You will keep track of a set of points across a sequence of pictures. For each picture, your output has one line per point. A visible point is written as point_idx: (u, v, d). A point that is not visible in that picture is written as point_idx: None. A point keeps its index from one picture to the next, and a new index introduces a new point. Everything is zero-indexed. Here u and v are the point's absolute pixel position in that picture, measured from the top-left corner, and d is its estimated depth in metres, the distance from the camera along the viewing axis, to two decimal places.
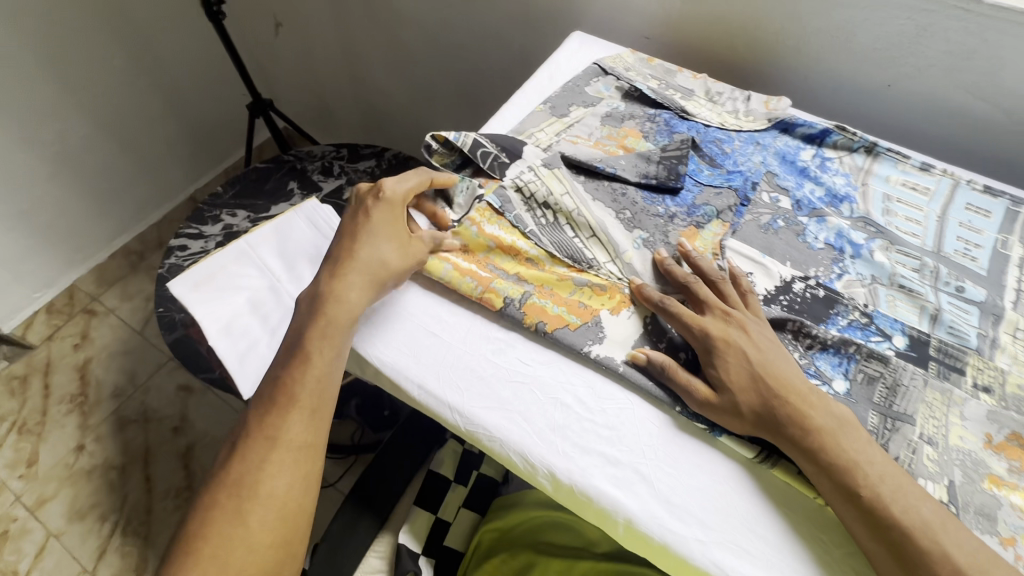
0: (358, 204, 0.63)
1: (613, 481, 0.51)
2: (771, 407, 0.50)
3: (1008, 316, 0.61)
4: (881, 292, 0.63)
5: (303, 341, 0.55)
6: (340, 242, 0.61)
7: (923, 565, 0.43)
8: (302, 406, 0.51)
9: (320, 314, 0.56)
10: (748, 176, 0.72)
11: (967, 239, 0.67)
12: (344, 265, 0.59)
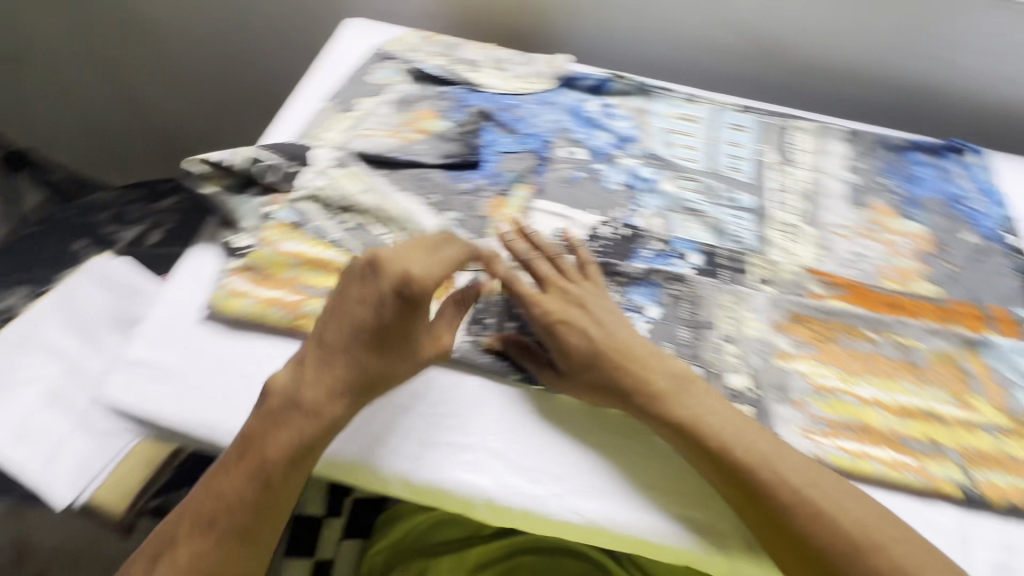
0: (363, 285, 0.49)
1: (465, 468, 0.51)
2: (612, 374, 0.53)
3: (773, 214, 0.70)
4: (674, 217, 0.68)
5: (238, 448, 0.49)
6: (330, 327, 0.50)
7: (730, 458, 0.49)
8: (212, 521, 0.48)
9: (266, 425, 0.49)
10: (543, 136, 0.75)
11: (733, 155, 0.76)
12: (315, 363, 0.50)
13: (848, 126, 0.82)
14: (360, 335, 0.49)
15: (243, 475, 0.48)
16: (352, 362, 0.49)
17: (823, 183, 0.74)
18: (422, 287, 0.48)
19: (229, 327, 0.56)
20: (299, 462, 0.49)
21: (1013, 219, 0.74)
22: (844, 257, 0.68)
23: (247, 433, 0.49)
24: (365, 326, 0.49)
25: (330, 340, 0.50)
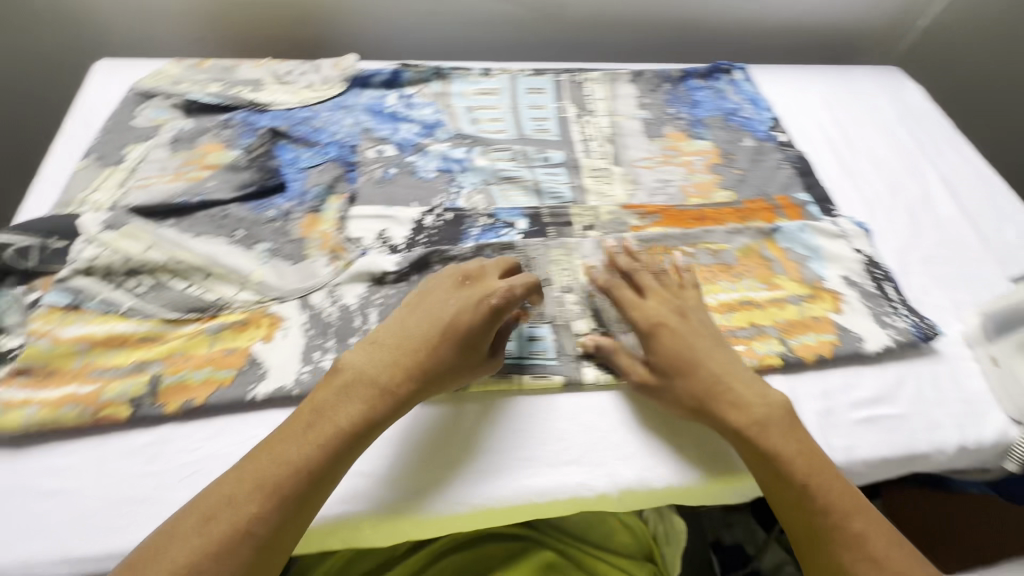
0: (471, 287, 0.54)
1: (340, 498, 0.50)
2: (701, 382, 0.54)
3: (583, 164, 0.74)
4: (494, 191, 0.70)
5: (303, 416, 0.47)
6: (415, 321, 0.53)
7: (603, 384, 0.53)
8: (259, 485, 0.43)
9: (329, 411, 0.47)
10: (344, 143, 0.72)
11: (537, 117, 0.79)
12: (397, 349, 0.51)
13: (631, 67, 0.89)
14: (443, 323, 0.52)
15: (304, 442, 0.45)
16: (427, 356, 0.51)
17: (621, 125, 0.80)
18: (510, 295, 0.53)
19: (17, 448, 0.48)
20: (345, 453, 0.46)
21: (779, 117, 0.85)
22: (652, 185, 0.74)
23: (311, 409, 0.47)
24: (450, 321, 0.52)
25: (410, 329, 0.52)
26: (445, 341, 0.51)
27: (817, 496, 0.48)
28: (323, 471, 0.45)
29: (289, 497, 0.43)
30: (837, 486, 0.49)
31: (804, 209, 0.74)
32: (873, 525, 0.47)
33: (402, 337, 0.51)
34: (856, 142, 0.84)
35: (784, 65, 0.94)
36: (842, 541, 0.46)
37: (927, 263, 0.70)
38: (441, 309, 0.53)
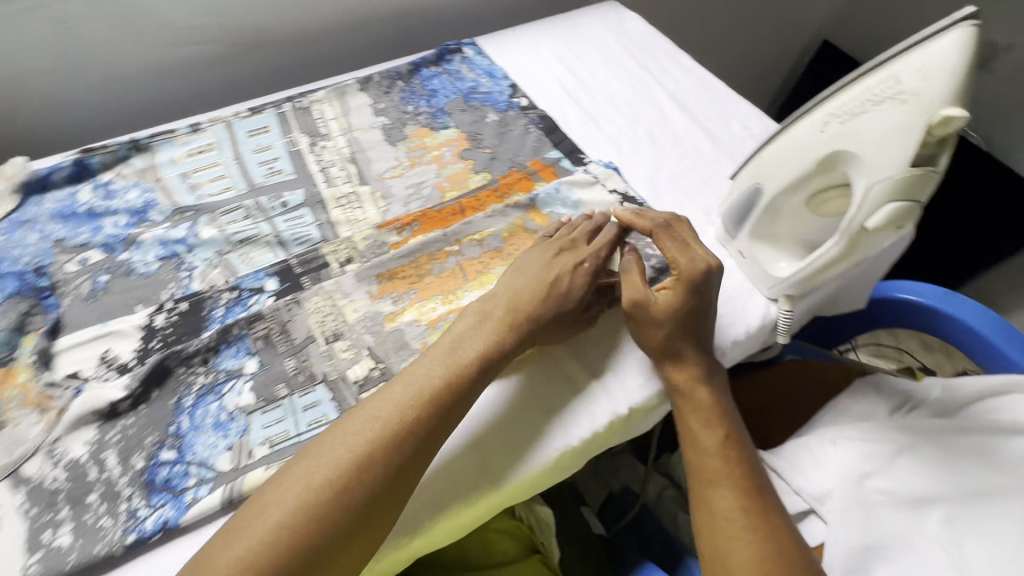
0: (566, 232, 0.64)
1: None
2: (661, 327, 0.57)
3: (326, 195, 0.70)
4: (233, 259, 0.63)
5: (423, 365, 0.51)
6: (525, 276, 0.59)
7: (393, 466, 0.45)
8: (421, 398, 0.48)
9: (464, 344, 0.53)
10: (30, 266, 0.61)
11: (266, 160, 0.72)
12: (520, 306, 0.56)
13: (358, 75, 0.84)
14: (547, 283, 0.58)
15: (445, 365, 0.51)
16: (539, 304, 0.57)
17: (359, 140, 0.76)
18: (598, 250, 0.62)
19: None
20: (451, 417, 0.50)
21: (515, 82, 0.85)
22: (405, 193, 0.71)
23: (441, 350, 0.53)
24: (551, 278, 0.58)
25: (520, 286, 0.58)
26: (552, 292, 0.58)
27: (717, 426, 0.57)
28: (429, 434, 0.48)
29: (438, 404, 0.48)
30: (729, 418, 0.58)
31: (557, 166, 0.75)
32: (749, 452, 0.57)
33: (513, 296, 0.57)
34: (591, 85, 0.87)
35: (511, 28, 0.95)
36: (732, 462, 0.55)
37: (673, 180, 0.75)
38: (548, 276, 0.59)
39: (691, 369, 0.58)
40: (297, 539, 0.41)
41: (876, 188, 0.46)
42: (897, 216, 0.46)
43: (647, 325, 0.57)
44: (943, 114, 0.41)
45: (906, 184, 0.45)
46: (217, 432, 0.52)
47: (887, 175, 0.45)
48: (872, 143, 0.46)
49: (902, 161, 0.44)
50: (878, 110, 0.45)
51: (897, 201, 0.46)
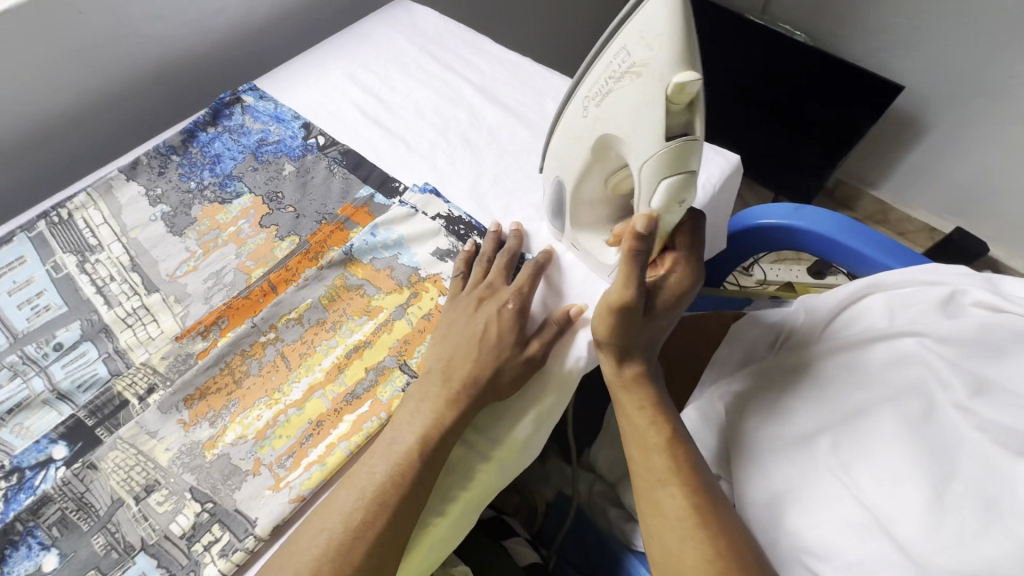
0: (478, 285, 0.59)
1: None
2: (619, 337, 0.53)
3: (110, 319, 0.60)
4: (3, 435, 0.53)
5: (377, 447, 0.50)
6: (454, 339, 0.55)
7: None
8: (408, 460, 0.48)
9: (411, 424, 0.50)
10: None
11: (26, 298, 0.61)
12: (454, 371, 0.53)
13: (123, 162, 0.73)
14: (478, 338, 0.54)
15: (406, 435, 0.50)
16: (475, 366, 0.53)
17: (139, 240, 0.66)
18: (517, 292, 0.57)
19: None
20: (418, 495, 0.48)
21: (308, 120, 0.77)
22: (203, 288, 0.62)
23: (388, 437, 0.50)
24: (484, 330, 0.55)
25: (451, 352, 0.54)
26: (492, 343, 0.54)
27: (663, 425, 0.54)
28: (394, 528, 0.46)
29: (422, 464, 0.49)
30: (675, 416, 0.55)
31: (371, 205, 0.68)
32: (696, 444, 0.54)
33: (456, 354, 0.54)
34: (392, 100, 0.80)
35: (295, 58, 0.85)
36: (679, 459, 0.52)
37: (497, 183, 0.70)
38: (484, 326, 0.55)
39: (637, 373, 0.56)
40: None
41: (650, 166, 0.46)
42: (679, 187, 0.47)
43: (624, 323, 0.51)
44: (676, 80, 0.42)
45: (673, 154, 0.45)
46: None
47: (654, 150, 0.45)
48: (632, 118, 0.46)
49: (660, 133, 0.45)
50: (626, 83, 0.46)
51: (672, 173, 0.46)
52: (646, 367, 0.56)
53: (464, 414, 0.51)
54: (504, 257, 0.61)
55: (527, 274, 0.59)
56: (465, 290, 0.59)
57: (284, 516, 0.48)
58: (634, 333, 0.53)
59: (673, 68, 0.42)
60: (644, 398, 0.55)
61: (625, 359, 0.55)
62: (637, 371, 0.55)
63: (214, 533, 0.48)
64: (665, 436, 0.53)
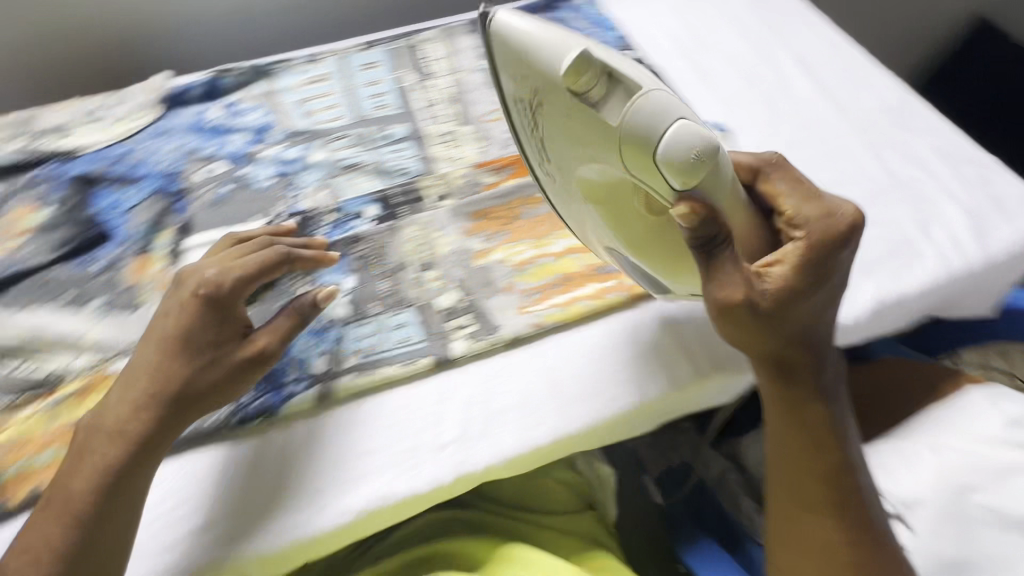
0: (241, 249, 0.53)
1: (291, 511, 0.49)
2: (756, 342, 0.45)
3: (429, 132, 0.71)
4: (338, 182, 0.66)
5: (82, 445, 0.46)
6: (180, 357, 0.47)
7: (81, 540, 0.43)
8: (118, 440, 0.46)
9: (118, 428, 0.46)
10: (168, 171, 0.66)
11: (374, 93, 0.74)
12: (173, 345, 0.47)
13: (467, 18, 0.84)
14: (183, 331, 0.47)
15: (115, 429, 0.46)
16: (154, 378, 0.47)
17: (464, 81, 0.76)
18: (223, 285, 0.49)
19: None
20: (124, 496, 0.45)
21: (626, 34, 0.81)
22: (504, 137, 0.71)
23: (63, 480, 0.45)
24: (173, 332, 0.48)
25: (162, 331, 0.48)
26: (217, 368, 0.48)
27: (830, 446, 0.47)
28: (92, 514, 0.44)
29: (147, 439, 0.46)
30: (845, 429, 0.49)
31: None
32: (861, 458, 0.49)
33: (153, 369, 0.47)
34: (708, 40, 0.81)
35: None
36: (844, 490, 0.47)
37: (789, 150, 0.69)
38: (222, 334, 0.48)
39: (791, 374, 0.47)
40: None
41: (625, 143, 0.40)
42: (671, 137, 0.39)
43: (742, 328, 0.44)
44: (572, 57, 0.38)
45: (636, 118, 0.39)
46: (315, 338, 0.56)
47: (614, 128, 0.40)
48: (560, 118, 0.43)
49: (593, 110, 0.40)
50: (548, 112, 0.43)
51: (647, 142, 0.39)
52: (808, 376, 0.47)
53: (166, 425, 0.47)
54: (236, 244, 0.54)
55: (286, 310, 0.50)
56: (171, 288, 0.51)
57: (525, 332, 0.56)
58: (774, 336, 0.45)
59: (555, 61, 0.39)
60: (811, 414, 0.48)
61: (781, 355, 0.46)
62: (789, 387, 0.47)
63: (466, 319, 0.57)
64: (829, 457, 0.48)
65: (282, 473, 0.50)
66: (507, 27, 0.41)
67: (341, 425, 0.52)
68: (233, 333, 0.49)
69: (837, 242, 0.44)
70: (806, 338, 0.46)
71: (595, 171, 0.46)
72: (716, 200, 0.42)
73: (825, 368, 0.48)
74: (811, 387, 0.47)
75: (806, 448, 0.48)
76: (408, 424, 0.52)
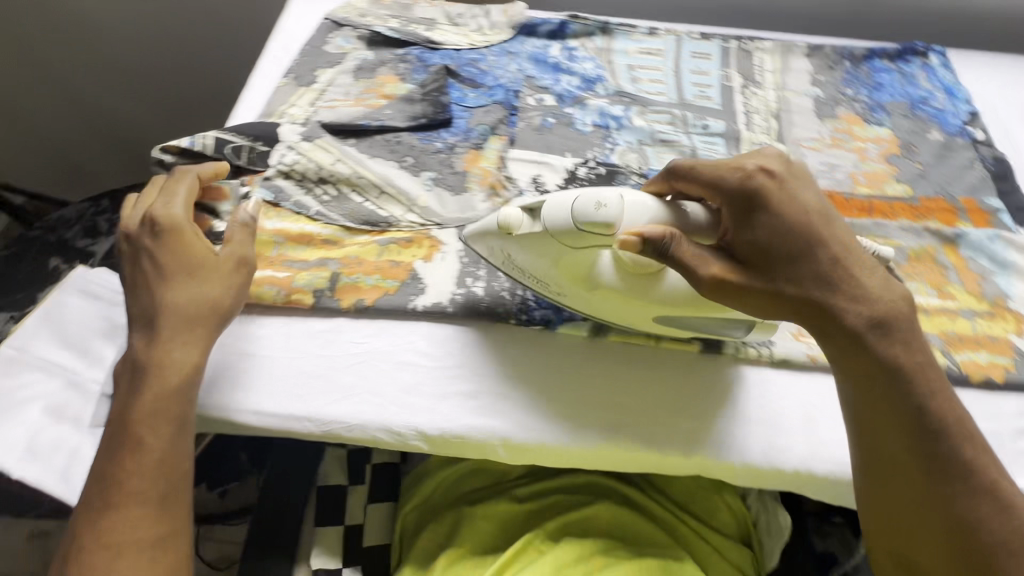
0: (137, 251, 0.54)
1: (545, 418, 0.53)
2: (792, 298, 0.47)
3: (744, 137, 0.71)
4: (648, 151, 0.69)
5: (151, 385, 0.51)
6: (191, 279, 0.53)
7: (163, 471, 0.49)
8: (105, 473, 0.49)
9: (168, 362, 0.51)
10: (509, 87, 0.73)
11: (700, 83, 0.76)
12: (176, 268, 0.53)
13: (809, 41, 0.82)
14: (185, 249, 0.54)
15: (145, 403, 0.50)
16: (185, 277, 0.53)
17: (789, 101, 0.75)
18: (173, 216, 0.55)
19: (250, 311, 0.58)
20: (182, 450, 0.51)
21: (977, 112, 0.75)
22: (818, 168, 0.69)
23: (115, 445, 0.50)
24: (166, 260, 0.53)
25: (140, 276, 0.54)
26: (213, 275, 0.54)
27: (910, 407, 0.46)
28: (159, 469, 0.49)
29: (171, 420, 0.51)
30: (923, 379, 0.47)
31: (994, 216, 0.66)
32: (955, 414, 0.47)
33: (157, 305, 0.52)
34: None
35: (992, 55, 0.82)
36: (929, 451, 0.46)
37: None
38: (192, 258, 0.54)
39: (841, 325, 0.46)
40: (132, 563, 0.47)
41: (564, 237, 0.48)
42: (575, 207, 0.47)
43: (749, 296, 0.47)
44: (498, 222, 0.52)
45: (553, 224, 0.48)
46: None
47: (546, 233, 0.49)
48: (517, 240, 0.51)
49: (522, 219, 0.50)
50: (517, 257, 0.53)
51: (562, 226, 0.48)
52: (856, 332, 0.46)
53: (196, 335, 0.53)
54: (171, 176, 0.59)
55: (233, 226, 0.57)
56: (122, 267, 0.55)
57: (799, 359, 0.57)
58: (784, 290, 0.46)
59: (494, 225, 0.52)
60: (881, 368, 0.46)
61: (818, 312, 0.46)
62: (829, 328, 0.47)
63: None
64: (912, 418, 0.46)
65: (501, 382, 0.54)
66: (475, 232, 0.56)
67: (584, 361, 0.56)
68: (205, 250, 0.54)
69: (766, 178, 0.48)
70: (829, 281, 0.46)
71: (570, 254, 0.50)
72: (658, 215, 0.47)
73: (884, 309, 0.47)
74: (872, 337, 0.46)
75: (884, 409, 0.47)
76: (619, 383, 0.55)
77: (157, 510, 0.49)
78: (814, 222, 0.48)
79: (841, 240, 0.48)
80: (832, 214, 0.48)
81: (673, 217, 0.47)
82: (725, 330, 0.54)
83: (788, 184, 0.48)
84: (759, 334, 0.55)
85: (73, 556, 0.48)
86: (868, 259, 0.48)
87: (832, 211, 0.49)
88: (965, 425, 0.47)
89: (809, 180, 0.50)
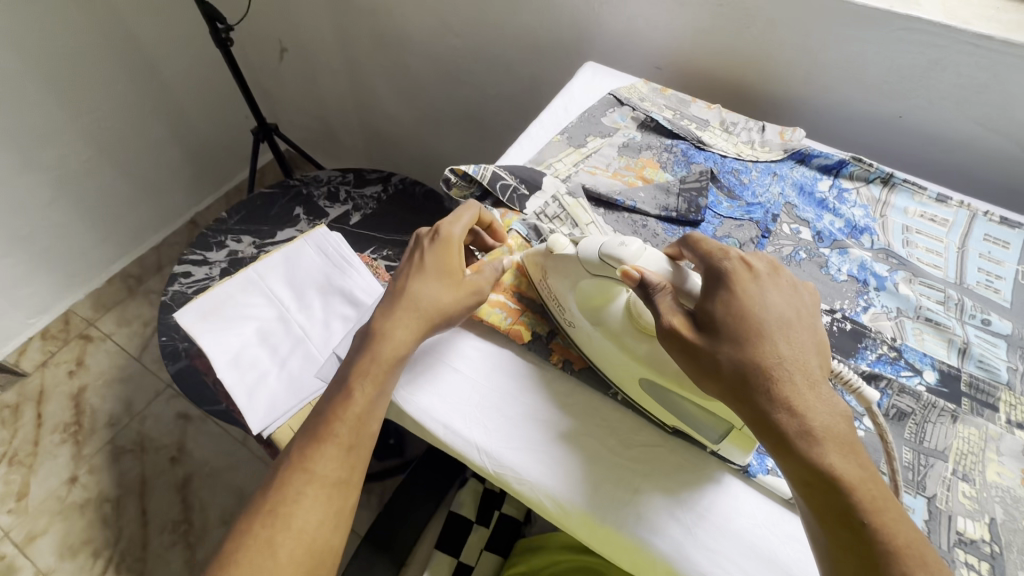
0: (415, 247, 0.62)
1: (710, 558, 0.48)
2: (755, 379, 0.43)
3: None
4: (907, 325, 0.62)
5: (372, 349, 0.56)
6: (428, 283, 0.58)
7: (361, 416, 0.54)
8: (324, 401, 0.55)
9: (390, 338, 0.56)
10: (767, 208, 0.72)
11: (989, 270, 0.67)
12: (423, 272, 0.59)
13: None
14: (440, 257, 0.60)
15: (370, 360, 0.55)
16: (427, 284, 0.58)
17: None
18: (449, 231, 0.61)
19: (471, 328, 0.62)
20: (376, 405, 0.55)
21: None
22: None
23: (337, 386, 0.55)
24: (423, 262, 0.60)
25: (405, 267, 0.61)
26: (454, 290, 0.58)
27: (848, 519, 0.39)
28: (359, 414, 0.53)
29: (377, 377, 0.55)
30: (878, 503, 0.39)
31: None
32: (904, 537, 0.38)
33: (405, 293, 0.58)
34: None
35: None
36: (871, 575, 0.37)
37: None
38: (446, 269, 0.59)
39: (772, 425, 0.42)
40: (316, 496, 0.50)
41: (590, 267, 0.54)
42: (602, 246, 0.53)
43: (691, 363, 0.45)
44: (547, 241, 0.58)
45: (586, 257, 0.54)
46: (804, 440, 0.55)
47: (575, 259, 0.55)
48: (555, 258, 0.57)
49: (567, 244, 0.56)
50: (555, 282, 0.58)
51: (596, 270, 0.53)
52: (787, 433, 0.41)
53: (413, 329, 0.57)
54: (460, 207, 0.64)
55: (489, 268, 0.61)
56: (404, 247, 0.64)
57: None
58: (728, 363, 0.43)
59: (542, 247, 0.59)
60: (825, 480, 0.40)
61: (746, 401, 0.43)
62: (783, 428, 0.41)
63: (979, 565, 0.47)
64: (852, 531, 0.39)
65: (574, 443, 0.54)
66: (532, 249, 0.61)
67: (694, 475, 0.52)
68: (458, 267, 0.60)
69: (743, 270, 0.47)
70: (770, 372, 0.43)
71: (590, 282, 0.55)
72: (669, 273, 0.50)
73: (820, 423, 0.41)
74: (794, 433, 0.41)
75: (836, 535, 0.39)
76: (717, 507, 0.50)
77: (354, 455, 0.53)
78: (780, 325, 0.45)
79: (795, 346, 0.44)
80: (795, 320, 0.46)
81: (665, 272, 0.50)
82: (691, 422, 0.51)
83: (763, 283, 0.47)
84: (735, 448, 0.50)
85: (276, 472, 0.52)
86: (824, 379, 0.44)
87: (797, 317, 0.46)
88: (919, 551, 0.38)
89: (793, 288, 0.48)
